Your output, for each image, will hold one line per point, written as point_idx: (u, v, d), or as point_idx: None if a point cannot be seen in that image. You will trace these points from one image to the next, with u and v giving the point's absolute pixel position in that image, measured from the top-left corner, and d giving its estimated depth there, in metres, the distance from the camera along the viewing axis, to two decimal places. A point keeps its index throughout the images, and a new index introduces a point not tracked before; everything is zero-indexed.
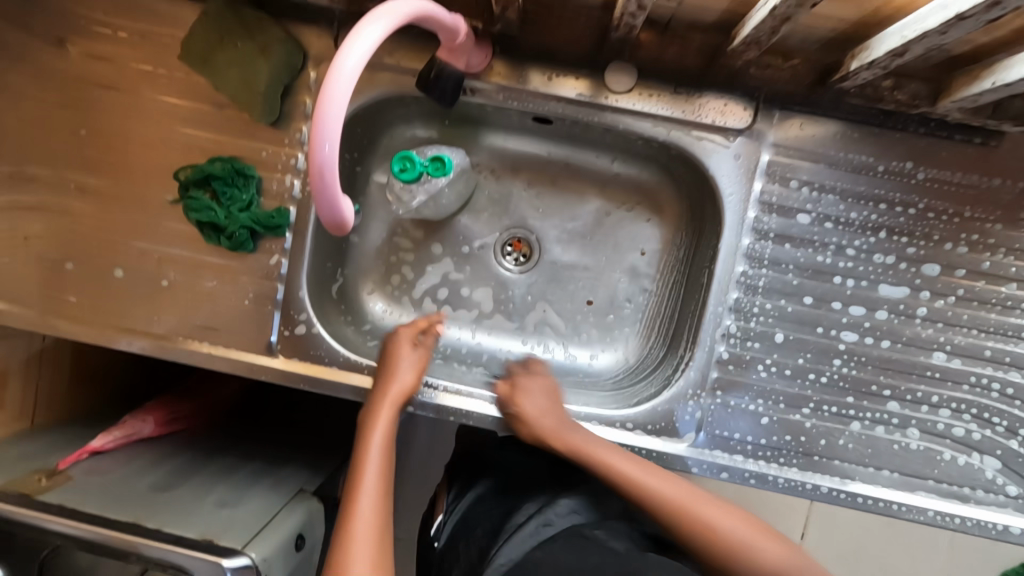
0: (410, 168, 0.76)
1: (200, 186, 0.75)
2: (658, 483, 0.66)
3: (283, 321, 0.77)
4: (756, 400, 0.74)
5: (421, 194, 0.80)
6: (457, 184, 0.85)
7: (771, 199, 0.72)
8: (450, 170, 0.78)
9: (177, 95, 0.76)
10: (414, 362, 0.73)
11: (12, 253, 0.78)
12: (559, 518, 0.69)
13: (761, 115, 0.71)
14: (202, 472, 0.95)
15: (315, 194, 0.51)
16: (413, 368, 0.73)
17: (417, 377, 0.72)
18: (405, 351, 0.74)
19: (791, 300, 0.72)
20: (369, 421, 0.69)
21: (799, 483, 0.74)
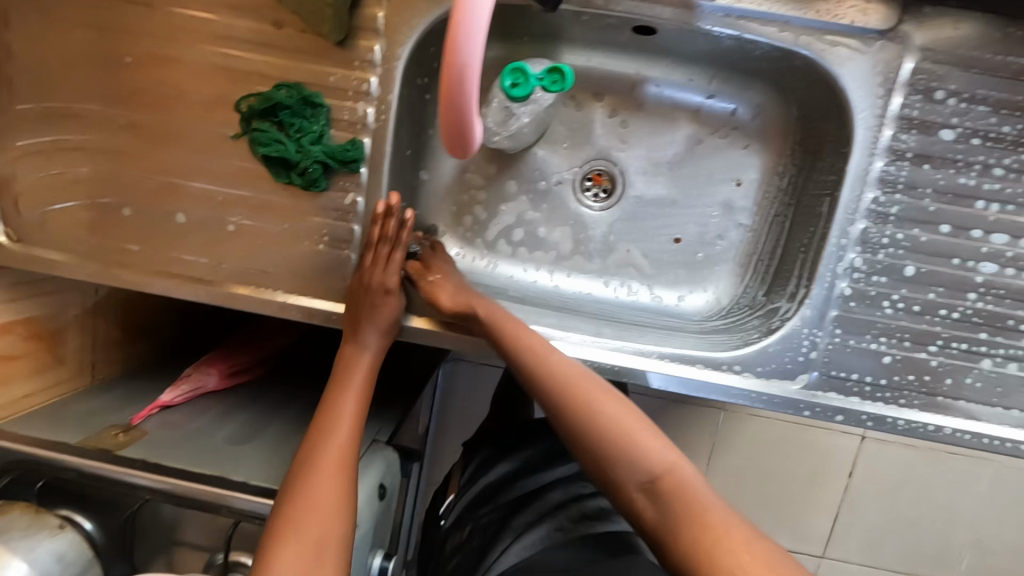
0: (522, 82, 0.66)
1: (265, 117, 0.68)
2: (563, 360, 0.65)
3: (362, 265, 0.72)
4: (879, 339, 0.68)
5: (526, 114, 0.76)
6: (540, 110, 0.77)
7: (912, 114, 0.63)
8: (570, 83, 0.65)
9: (231, 13, 0.68)
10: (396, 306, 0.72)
11: (67, 200, 0.73)
12: (570, 522, 0.71)
13: (907, 14, 0.61)
14: (275, 422, 0.93)
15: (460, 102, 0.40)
16: (387, 316, 0.71)
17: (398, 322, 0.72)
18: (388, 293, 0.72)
19: (926, 228, 0.65)
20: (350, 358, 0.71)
21: (920, 425, 0.69)
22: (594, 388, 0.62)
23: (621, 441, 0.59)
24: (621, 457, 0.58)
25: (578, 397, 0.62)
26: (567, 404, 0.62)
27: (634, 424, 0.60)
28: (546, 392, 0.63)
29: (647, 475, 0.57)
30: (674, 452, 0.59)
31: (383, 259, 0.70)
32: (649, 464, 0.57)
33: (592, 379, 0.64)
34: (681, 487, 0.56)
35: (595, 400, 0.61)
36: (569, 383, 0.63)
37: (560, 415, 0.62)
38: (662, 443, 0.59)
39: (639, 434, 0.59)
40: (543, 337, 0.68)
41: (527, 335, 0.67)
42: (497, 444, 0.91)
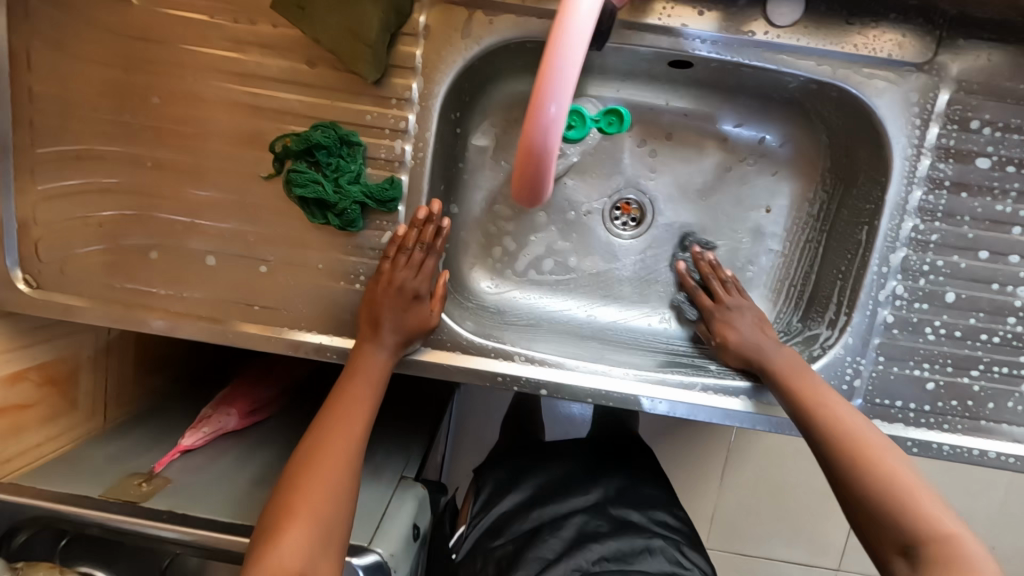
0: (580, 124, 0.79)
1: (302, 157, 0.67)
2: (847, 411, 0.60)
3: None
4: (921, 365, 0.68)
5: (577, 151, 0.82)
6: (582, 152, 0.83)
7: (948, 143, 0.64)
8: (626, 123, 0.78)
9: (262, 51, 0.66)
10: (411, 313, 0.68)
11: (90, 243, 0.71)
12: (590, 563, 0.72)
13: (943, 47, 0.62)
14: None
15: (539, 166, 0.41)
16: (411, 323, 0.68)
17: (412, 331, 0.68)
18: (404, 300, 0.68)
19: (965, 255, 0.66)
20: (359, 356, 0.67)
21: (964, 450, 0.69)
22: (876, 448, 0.56)
23: (897, 501, 0.52)
24: (894, 515, 0.52)
25: (856, 452, 0.56)
26: (846, 457, 0.56)
27: (912, 485, 0.53)
28: (824, 443, 0.59)
29: (910, 537, 0.50)
30: (952, 519, 0.51)
31: (418, 266, 0.68)
32: (921, 529, 0.50)
33: (877, 437, 0.58)
34: (959, 556, 0.48)
35: (875, 457, 0.55)
36: (849, 440, 0.57)
37: (829, 468, 0.58)
38: (939, 507, 0.51)
39: (922, 498, 0.51)
40: (830, 390, 0.63)
41: (813, 380, 0.64)
42: (510, 468, 0.90)
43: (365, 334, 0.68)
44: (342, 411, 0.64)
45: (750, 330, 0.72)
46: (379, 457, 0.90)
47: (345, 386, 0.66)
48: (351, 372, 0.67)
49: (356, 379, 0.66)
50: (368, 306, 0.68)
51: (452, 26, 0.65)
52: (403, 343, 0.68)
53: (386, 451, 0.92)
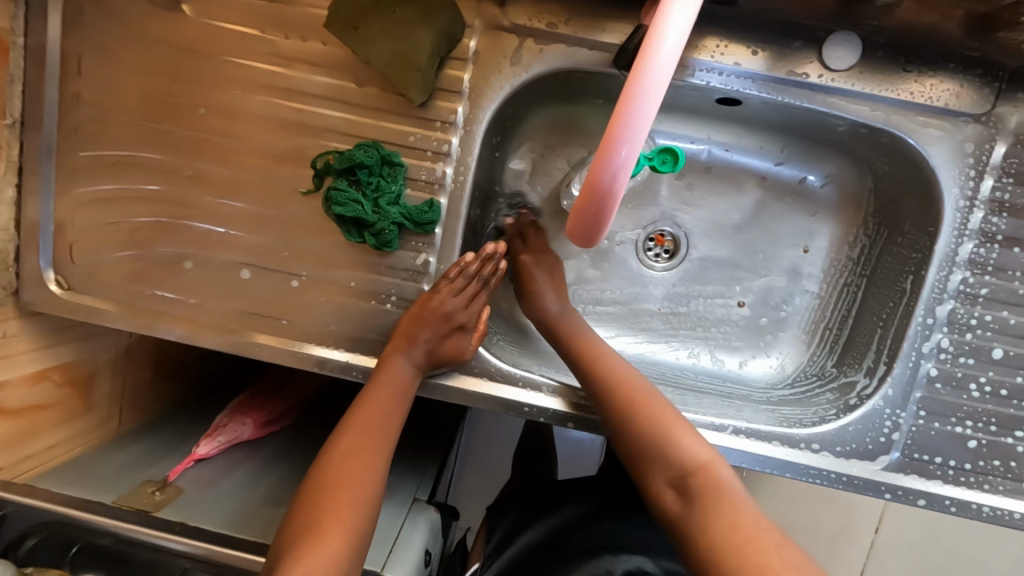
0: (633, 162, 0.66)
1: (342, 175, 0.66)
2: (617, 361, 0.67)
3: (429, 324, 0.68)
4: (964, 422, 0.66)
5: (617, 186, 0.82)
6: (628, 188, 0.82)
7: (1002, 197, 0.62)
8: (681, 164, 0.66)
9: (310, 68, 0.66)
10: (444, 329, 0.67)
11: (122, 248, 0.70)
12: None
13: (1002, 99, 0.61)
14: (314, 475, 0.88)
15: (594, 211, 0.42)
16: (447, 346, 0.67)
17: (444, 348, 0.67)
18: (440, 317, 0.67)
19: (1015, 312, 0.64)
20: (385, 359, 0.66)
21: (1004, 512, 0.67)
22: (649, 396, 0.63)
23: (665, 447, 0.59)
24: (661, 449, 0.59)
25: (632, 397, 0.63)
26: (618, 405, 0.63)
27: (671, 425, 0.60)
28: (593, 388, 0.65)
29: (682, 468, 0.58)
30: (709, 448, 0.59)
31: (462, 291, 0.68)
32: (680, 462, 0.58)
33: (638, 382, 0.65)
34: (712, 480, 0.56)
35: (643, 404, 0.62)
36: (614, 387, 0.64)
37: (604, 412, 0.64)
38: (697, 440, 0.59)
39: (682, 438, 0.59)
40: (603, 343, 0.70)
41: (583, 338, 0.70)
42: (523, 509, 0.89)
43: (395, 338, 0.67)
44: (364, 422, 0.62)
45: (547, 281, 0.76)
46: (392, 476, 0.89)
47: (372, 387, 0.65)
48: (376, 384, 0.65)
49: (380, 391, 0.64)
50: (408, 319, 0.67)
51: (501, 53, 0.65)
52: (434, 359, 0.67)
53: (400, 471, 0.90)
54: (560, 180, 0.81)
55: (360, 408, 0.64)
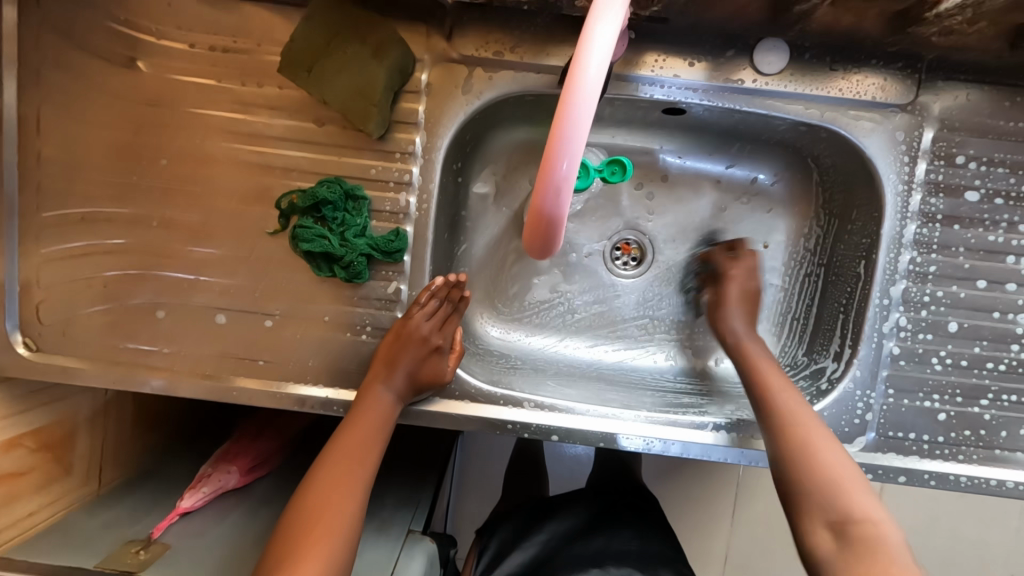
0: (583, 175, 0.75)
1: (307, 212, 0.67)
2: (792, 399, 0.60)
3: None
4: (932, 396, 0.69)
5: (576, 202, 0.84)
6: (588, 202, 0.85)
7: (936, 178, 0.66)
8: (628, 175, 0.75)
9: (267, 112, 0.68)
10: (420, 354, 0.67)
11: (92, 304, 0.70)
12: None
13: (923, 88, 0.65)
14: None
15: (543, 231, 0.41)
16: (425, 370, 0.67)
17: (421, 374, 0.67)
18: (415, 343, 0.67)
19: (963, 285, 0.67)
20: (365, 389, 0.66)
21: (981, 480, 0.68)
22: (814, 433, 0.57)
23: (829, 493, 0.52)
24: (827, 496, 0.52)
25: (800, 435, 0.56)
26: (782, 439, 0.57)
27: (844, 477, 0.53)
28: (767, 421, 0.60)
29: (839, 514, 0.51)
30: (881, 509, 0.51)
31: (434, 315, 0.69)
32: (848, 511, 0.51)
33: (813, 424, 0.58)
34: (879, 540, 0.48)
35: (817, 449, 0.55)
36: (783, 425, 0.58)
37: (772, 445, 0.58)
38: (869, 497, 0.51)
39: (852, 491, 0.52)
40: (781, 374, 0.64)
41: (765, 367, 0.64)
42: (515, 528, 0.89)
43: (375, 368, 0.67)
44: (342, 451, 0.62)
45: (739, 292, 0.73)
46: (385, 510, 0.87)
47: (351, 418, 0.65)
48: (356, 413, 0.65)
49: (360, 421, 0.64)
50: (388, 347, 0.67)
51: (452, 83, 0.67)
52: (415, 387, 0.67)
53: (392, 504, 0.89)
54: (524, 199, 0.83)
55: (339, 438, 0.64)
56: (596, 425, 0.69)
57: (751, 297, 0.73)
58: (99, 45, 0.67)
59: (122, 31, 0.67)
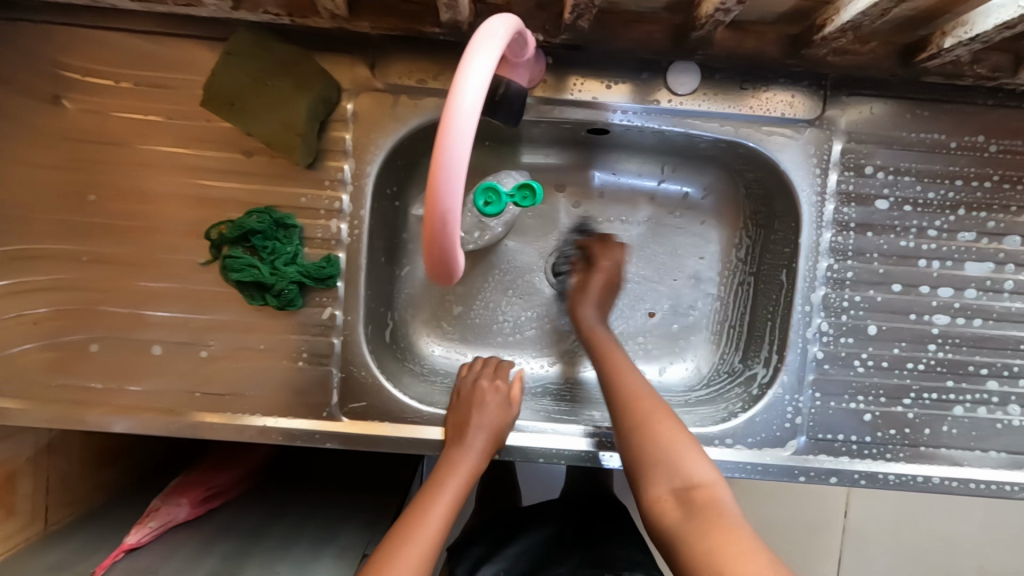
0: (495, 199, 0.61)
1: (238, 243, 0.68)
2: (637, 379, 0.67)
3: (342, 396, 0.70)
4: (857, 397, 0.71)
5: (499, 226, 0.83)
6: (524, 218, 0.86)
7: (848, 188, 0.69)
8: (542, 199, 0.64)
9: (196, 144, 0.68)
10: (495, 411, 0.70)
11: (23, 342, 0.69)
12: None
13: (830, 103, 0.68)
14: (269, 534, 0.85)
15: (435, 249, 0.41)
16: (496, 425, 0.69)
17: (498, 431, 0.69)
18: (490, 398, 0.71)
19: (880, 289, 0.70)
20: (451, 453, 0.68)
21: (909, 477, 0.71)
22: (655, 407, 0.63)
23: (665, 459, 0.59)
24: (666, 465, 0.59)
25: (643, 409, 0.63)
26: (626, 415, 0.63)
27: (681, 445, 0.60)
28: (610, 399, 0.66)
29: (684, 483, 0.57)
30: (712, 471, 0.59)
31: (494, 377, 0.75)
32: (687, 477, 0.58)
33: (653, 398, 0.65)
34: (715, 502, 0.56)
35: (654, 421, 0.62)
36: (629, 401, 0.64)
37: (618, 417, 0.64)
38: (701, 460, 0.59)
39: (690, 458, 0.59)
40: (625, 357, 0.70)
41: (614, 355, 0.71)
42: (488, 544, 0.87)
43: (451, 430, 0.69)
44: (421, 517, 0.63)
45: (598, 283, 0.78)
46: (342, 535, 0.86)
47: (445, 471, 0.67)
48: (438, 481, 0.66)
49: (441, 489, 0.66)
50: (456, 414, 0.69)
51: (378, 111, 0.68)
52: (488, 448, 0.68)
53: (352, 527, 0.88)
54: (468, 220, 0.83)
55: (419, 507, 0.64)
56: (533, 441, 0.70)
57: (610, 284, 0.78)
58: (23, 83, 0.67)
59: (44, 69, 0.67)
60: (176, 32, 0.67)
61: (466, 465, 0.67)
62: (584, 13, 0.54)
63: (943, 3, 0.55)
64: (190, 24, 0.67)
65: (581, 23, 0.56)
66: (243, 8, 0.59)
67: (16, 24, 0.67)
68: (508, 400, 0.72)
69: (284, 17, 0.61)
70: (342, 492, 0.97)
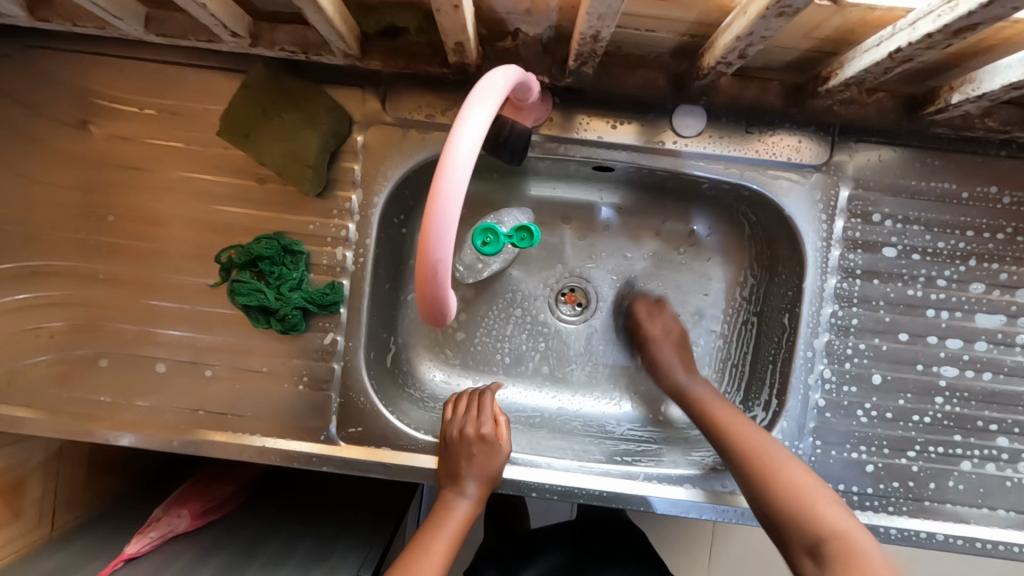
0: (492, 240, 0.66)
1: (245, 267, 0.70)
2: (747, 428, 0.65)
3: (340, 421, 0.71)
4: (858, 447, 0.69)
5: (495, 262, 0.84)
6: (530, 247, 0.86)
7: (855, 235, 0.68)
8: (537, 241, 0.69)
9: (211, 171, 0.71)
10: (483, 459, 0.68)
11: (38, 354, 0.72)
12: None
13: (838, 149, 0.68)
14: (262, 555, 0.84)
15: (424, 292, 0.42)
16: (486, 469, 0.68)
17: (490, 479, 0.68)
18: (476, 447, 0.68)
19: (885, 338, 0.69)
20: (444, 500, 0.68)
21: (912, 532, 0.69)
22: (775, 456, 0.61)
23: (802, 509, 0.56)
24: (796, 519, 0.56)
25: (762, 458, 0.61)
26: (743, 467, 0.62)
27: (810, 493, 0.57)
28: (727, 453, 0.64)
29: (817, 537, 0.54)
30: (852, 522, 0.55)
31: (474, 418, 0.71)
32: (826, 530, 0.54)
33: (776, 449, 0.62)
34: (855, 551, 0.52)
35: (781, 471, 0.60)
36: (745, 451, 0.62)
37: (737, 473, 0.62)
38: (838, 511, 0.56)
39: (824, 507, 0.56)
40: (739, 414, 0.68)
41: (717, 408, 0.69)
42: (504, 566, 0.84)
43: (444, 478, 0.69)
44: (417, 562, 0.62)
45: (660, 326, 0.80)
46: (335, 555, 0.85)
47: (438, 522, 0.66)
48: (434, 524, 0.67)
49: (436, 533, 0.66)
50: (447, 460, 0.69)
51: (388, 144, 0.70)
52: (482, 489, 0.68)
53: (346, 548, 0.87)
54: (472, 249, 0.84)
55: (415, 550, 0.64)
56: (528, 474, 0.71)
57: (679, 334, 0.80)
58: (53, 108, 0.71)
59: (73, 96, 0.71)
60: (198, 63, 0.70)
61: (461, 515, 0.67)
62: (586, 61, 0.55)
63: (951, 59, 0.55)
64: (212, 56, 0.69)
65: (584, 69, 0.57)
66: (261, 45, 0.62)
67: (50, 53, 0.70)
68: (494, 441, 0.70)
69: (299, 54, 0.62)
70: (340, 511, 0.98)
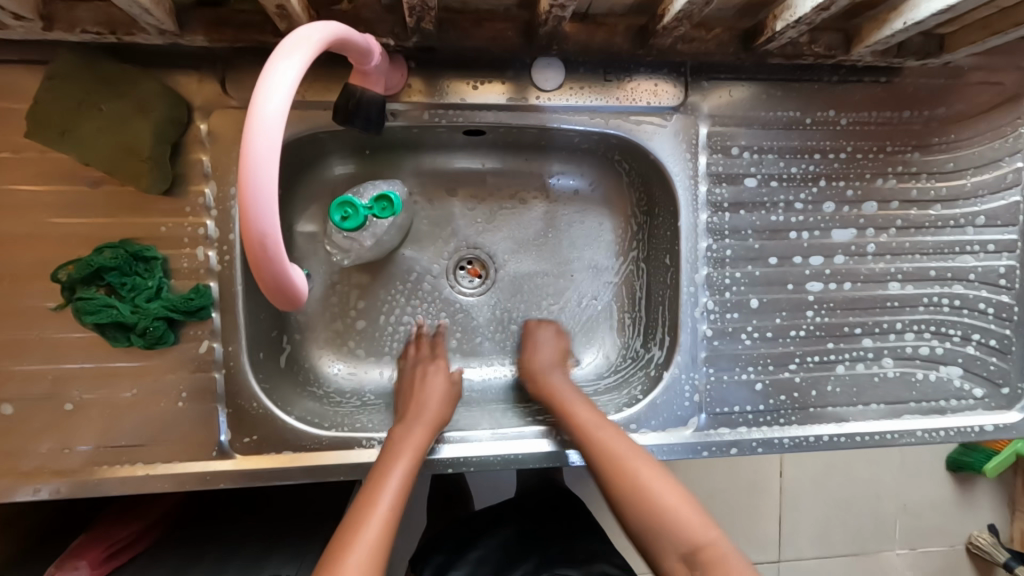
0: (351, 214, 0.71)
1: (90, 282, 0.63)
2: (609, 436, 0.64)
3: (233, 429, 0.67)
4: (747, 369, 0.74)
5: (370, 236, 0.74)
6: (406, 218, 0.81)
7: (718, 170, 0.72)
8: (398, 208, 0.74)
9: (32, 181, 0.62)
10: (439, 385, 0.73)
11: None
12: None
13: (691, 90, 0.70)
14: None
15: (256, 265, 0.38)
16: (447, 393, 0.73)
17: (450, 400, 0.72)
18: (434, 378, 0.74)
19: (757, 264, 0.73)
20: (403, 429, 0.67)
21: (803, 438, 0.74)
22: (640, 465, 0.61)
23: (667, 527, 0.56)
24: (664, 533, 0.56)
25: (625, 471, 0.61)
26: (610, 481, 0.61)
27: (667, 497, 0.58)
28: (591, 463, 0.63)
29: (689, 545, 0.55)
30: (713, 527, 0.56)
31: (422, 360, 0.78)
32: (694, 541, 0.55)
33: (632, 451, 0.62)
34: (721, 560, 0.53)
35: (640, 476, 0.60)
36: (611, 460, 0.62)
37: (604, 487, 0.62)
38: (702, 518, 0.57)
39: (689, 519, 0.56)
40: (601, 415, 0.67)
41: (577, 408, 0.68)
42: (449, 550, 0.83)
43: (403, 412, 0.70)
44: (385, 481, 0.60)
45: (550, 354, 0.78)
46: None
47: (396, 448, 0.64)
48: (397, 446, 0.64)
49: (400, 453, 0.63)
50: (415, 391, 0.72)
51: (234, 129, 0.64)
52: (433, 428, 0.67)
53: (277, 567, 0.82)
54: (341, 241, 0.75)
55: (379, 477, 0.60)
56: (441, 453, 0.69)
57: (561, 355, 0.79)
58: None
59: None
60: None
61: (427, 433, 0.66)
62: (423, 16, 0.53)
63: None
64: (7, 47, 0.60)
65: (425, 25, 0.55)
66: (58, 27, 0.54)
67: None
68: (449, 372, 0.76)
69: (108, 35, 0.55)
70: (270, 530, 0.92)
